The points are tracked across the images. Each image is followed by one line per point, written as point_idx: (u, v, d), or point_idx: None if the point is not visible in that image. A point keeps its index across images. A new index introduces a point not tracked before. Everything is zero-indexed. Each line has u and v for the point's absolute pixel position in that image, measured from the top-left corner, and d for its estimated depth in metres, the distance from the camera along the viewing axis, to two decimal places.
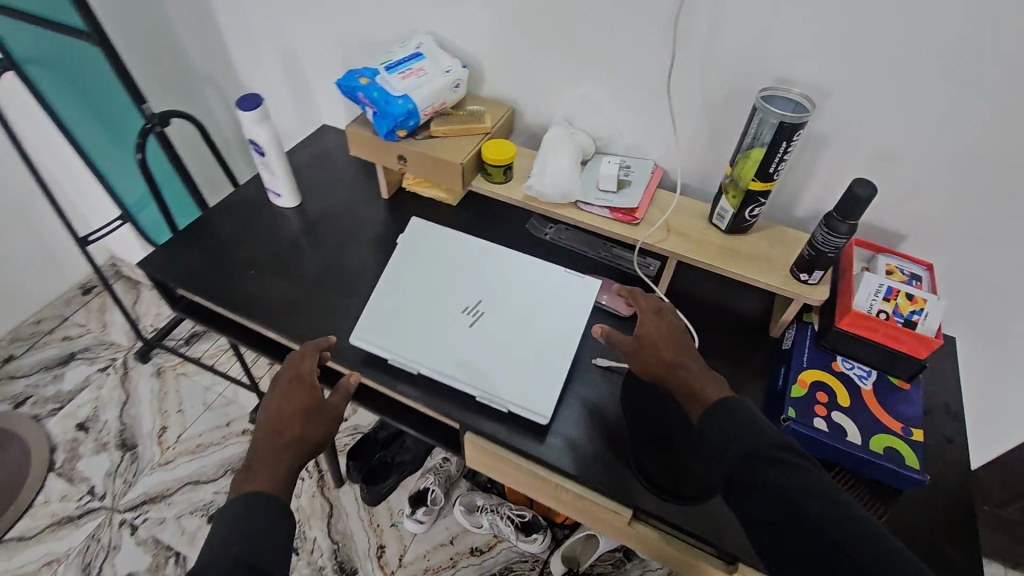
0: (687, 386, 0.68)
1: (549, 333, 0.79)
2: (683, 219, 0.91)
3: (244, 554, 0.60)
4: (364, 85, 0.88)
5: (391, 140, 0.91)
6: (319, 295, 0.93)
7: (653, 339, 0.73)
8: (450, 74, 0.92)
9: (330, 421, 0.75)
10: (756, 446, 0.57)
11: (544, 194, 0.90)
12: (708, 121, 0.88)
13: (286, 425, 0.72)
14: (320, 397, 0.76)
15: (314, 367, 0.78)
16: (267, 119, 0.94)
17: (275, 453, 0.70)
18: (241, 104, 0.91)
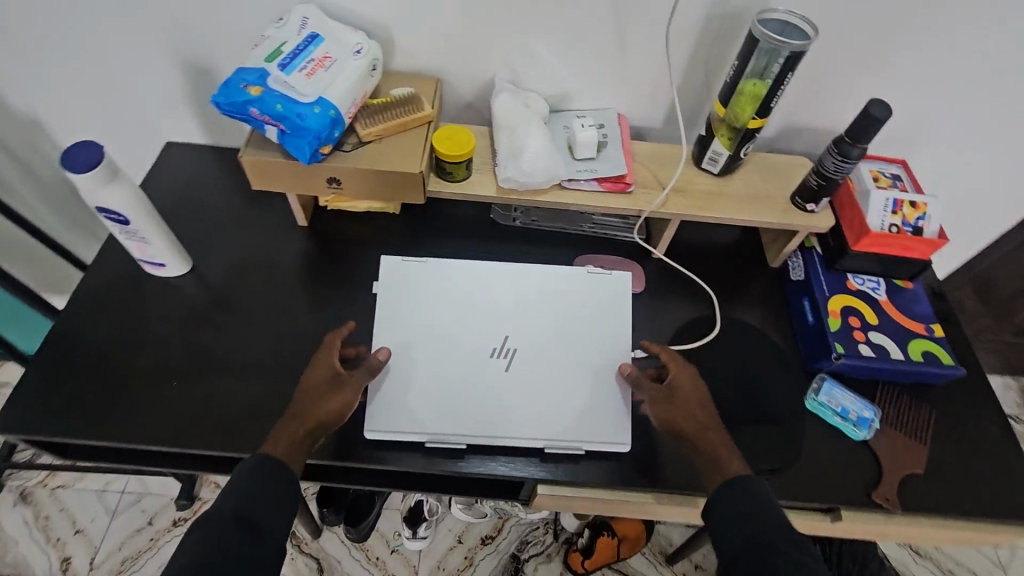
0: (713, 451, 0.61)
1: (593, 347, 0.70)
2: (670, 171, 0.81)
3: (239, 508, 0.51)
4: (257, 97, 0.64)
5: (314, 163, 0.69)
6: (273, 382, 0.72)
7: (686, 394, 0.65)
8: (363, 54, 0.69)
9: (347, 391, 0.63)
10: (773, 535, 0.51)
11: (524, 183, 0.75)
12: (674, 55, 0.77)
13: (298, 401, 0.62)
14: (339, 372, 0.65)
15: (332, 345, 0.67)
16: (117, 175, 0.65)
17: (287, 422, 0.60)
18: (66, 162, 0.62)
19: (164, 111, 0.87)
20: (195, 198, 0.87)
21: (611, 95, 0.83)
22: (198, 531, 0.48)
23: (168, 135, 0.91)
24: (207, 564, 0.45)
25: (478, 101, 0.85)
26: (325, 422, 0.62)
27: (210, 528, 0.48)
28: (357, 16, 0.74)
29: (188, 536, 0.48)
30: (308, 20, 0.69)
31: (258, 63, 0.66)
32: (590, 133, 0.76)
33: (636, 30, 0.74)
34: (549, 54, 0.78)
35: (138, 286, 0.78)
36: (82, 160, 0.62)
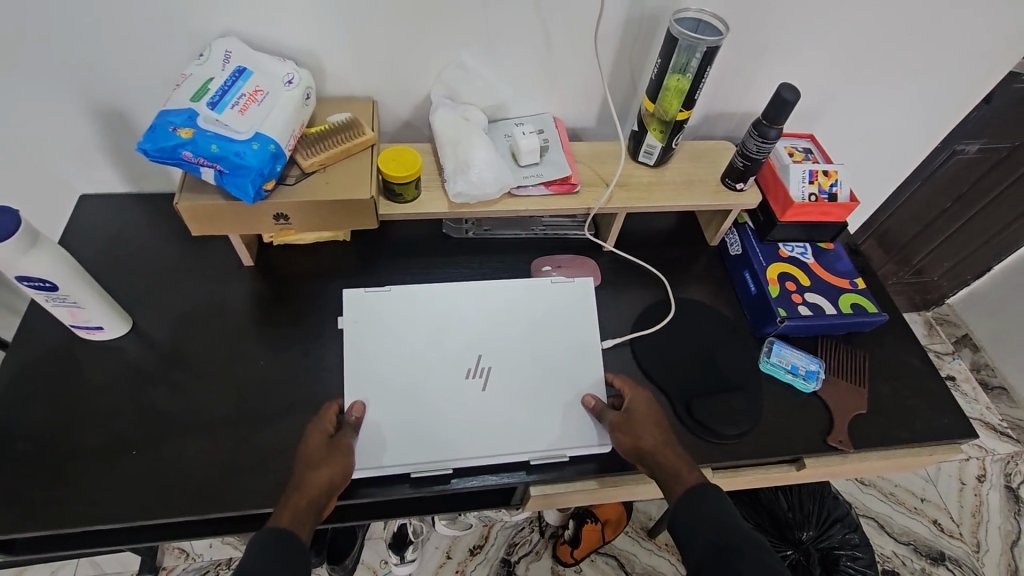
0: (670, 465, 0.62)
1: (565, 347, 0.72)
2: (610, 167, 0.85)
3: None
4: (188, 139, 0.61)
5: (261, 201, 0.66)
6: (240, 435, 0.68)
7: (643, 417, 0.66)
8: (295, 84, 0.68)
9: (346, 456, 0.61)
10: (735, 534, 0.54)
11: (476, 195, 0.76)
12: (598, 58, 0.81)
13: (297, 476, 0.59)
14: (335, 438, 0.62)
15: (325, 415, 0.65)
16: (36, 241, 0.59)
17: (290, 494, 0.58)
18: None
19: (71, 159, 0.82)
20: (121, 250, 0.82)
21: (542, 100, 0.86)
22: None
23: (78, 186, 0.86)
24: None
25: (414, 118, 0.85)
26: (328, 491, 0.59)
27: None
28: (281, 44, 0.73)
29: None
30: (231, 53, 0.68)
31: (184, 103, 0.63)
32: (532, 141, 0.78)
33: (558, 34, 0.77)
34: (478, 65, 0.80)
35: (66, 354, 0.72)
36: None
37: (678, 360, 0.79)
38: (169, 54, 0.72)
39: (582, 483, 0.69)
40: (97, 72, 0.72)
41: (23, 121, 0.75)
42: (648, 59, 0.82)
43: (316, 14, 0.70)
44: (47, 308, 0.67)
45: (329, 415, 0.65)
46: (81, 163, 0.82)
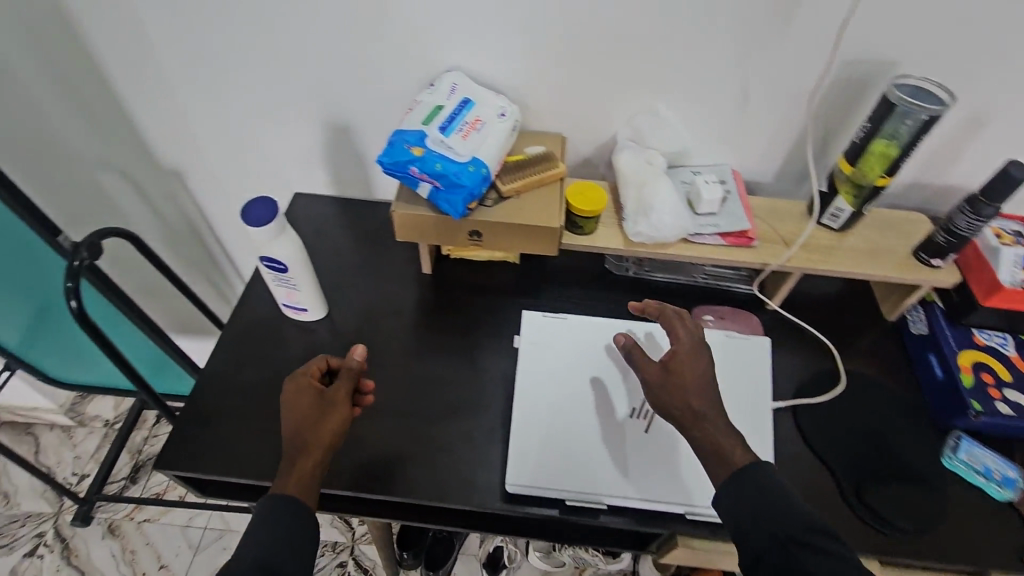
0: (715, 443, 0.59)
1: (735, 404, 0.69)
2: (789, 227, 0.83)
3: (262, 558, 0.54)
4: (418, 156, 0.69)
5: (464, 219, 0.73)
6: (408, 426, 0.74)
7: (679, 376, 0.62)
8: (506, 117, 0.75)
9: (341, 416, 0.65)
10: (792, 526, 0.52)
11: (654, 237, 0.77)
12: (791, 118, 0.81)
13: (293, 437, 0.63)
14: (327, 395, 0.66)
15: (308, 372, 0.67)
16: (285, 227, 0.69)
17: (293, 456, 0.62)
18: (246, 217, 0.67)
19: (296, 162, 0.96)
20: (321, 244, 0.93)
21: (724, 151, 0.87)
22: None
23: (294, 186, 0.99)
24: None
25: (596, 157, 0.90)
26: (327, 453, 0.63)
27: None
28: (496, 80, 0.81)
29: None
30: (458, 85, 0.76)
31: (417, 125, 0.71)
32: (714, 190, 0.78)
33: (757, 89, 0.78)
34: (669, 112, 0.82)
35: (272, 326, 0.83)
36: (259, 215, 0.66)
37: (850, 437, 0.73)
38: (402, 82, 0.82)
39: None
40: (341, 92, 0.84)
41: (271, 125, 0.90)
42: (847, 122, 0.80)
43: (535, 55, 0.77)
44: (270, 285, 0.78)
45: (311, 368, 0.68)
46: (303, 165, 0.96)
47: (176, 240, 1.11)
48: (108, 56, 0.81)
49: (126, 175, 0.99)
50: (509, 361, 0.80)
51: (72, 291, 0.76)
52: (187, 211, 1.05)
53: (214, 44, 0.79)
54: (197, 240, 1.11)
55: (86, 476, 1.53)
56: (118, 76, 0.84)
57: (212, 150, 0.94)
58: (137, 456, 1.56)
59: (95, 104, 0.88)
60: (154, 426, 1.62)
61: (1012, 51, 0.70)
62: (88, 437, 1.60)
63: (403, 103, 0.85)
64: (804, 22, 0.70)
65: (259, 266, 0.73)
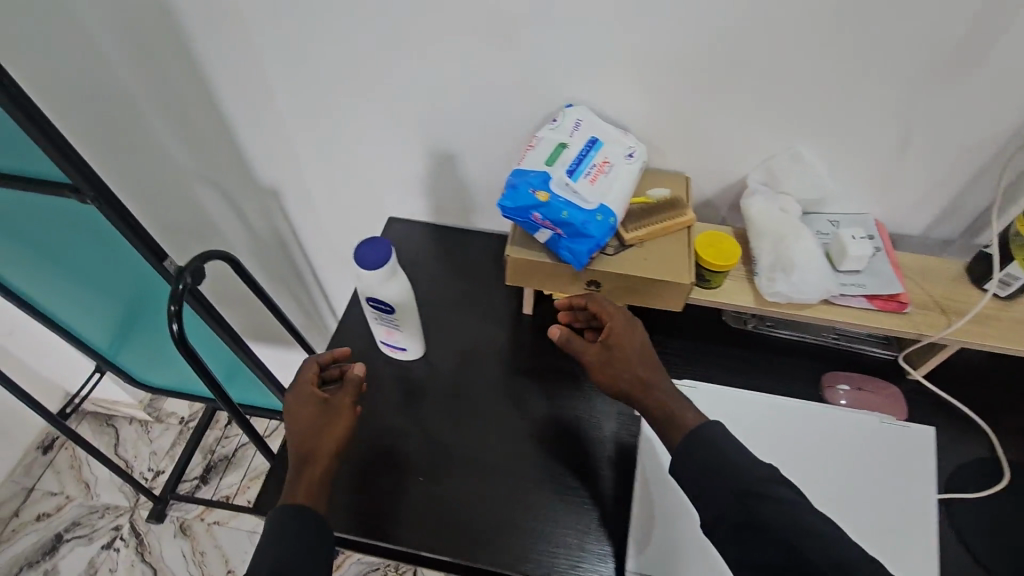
0: (666, 411, 0.61)
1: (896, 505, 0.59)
2: (946, 290, 0.73)
3: (277, 563, 0.54)
4: (543, 202, 0.63)
5: (583, 270, 0.67)
6: (510, 489, 0.69)
7: (624, 352, 0.64)
8: (635, 158, 0.68)
9: (343, 420, 0.66)
10: (738, 478, 0.54)
11: (792, 297, 0.69)
12: (958, 167, 0.71)
13: (299, 447, 0.63)
14: (329, 402, 0.66)
15: (307, 380, 0.68)
16: (395, 270, 0.66)
17: (298, 467, 0.62)
18: (357, 257, 0.63)
19: (393, 188, 0.93)
20: (415, 275, 0.89)
21: (868, 200, 0.77)
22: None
23: (390, 211, 0.96)
24: None
25: (718, 198, 0.82)
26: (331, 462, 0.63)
27: None
28: (620, 115, 0.75)
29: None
30: (583, 121, 0.70)
31: (540, 166, 0.66)
32: (865, 248, 0.69)
33: (925, 135, 0.69)
34: (813, 156, 0.74)
35: (368, 362, 0.80)
36: (372, 259, 0.63)
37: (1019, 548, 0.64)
38: (517, 115, 0.77)
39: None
40: (450, 121, 0.80)
41: (372, 151, 0.87)
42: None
43: (670, 91, 0.70)
44: (370, 323, 0.75)
45: (308, 375, 0.68)
46: (401, 191, 0.93)
47: (265, 256, 1.11)
48: (223, 78, 0.80)
49: (225, 194, 0.98)
50: (618, 421, 0.74)
51: (174, 315, 0.74)
52: (279, 230, 1.04)
53: (329, 69, 0.77)
54: (286, 258, 1.11)
55: (162, 471, 1.59)
56: (229, 99, 0.82)
57: (312, 173, 0.92)
58: (210, 455, 1.62)
59: (204, 125, 0.87)
60: (226, 427, 1.67)
61: None
62: (164, 433, 1.66)
63: (516, 135, 0.80)
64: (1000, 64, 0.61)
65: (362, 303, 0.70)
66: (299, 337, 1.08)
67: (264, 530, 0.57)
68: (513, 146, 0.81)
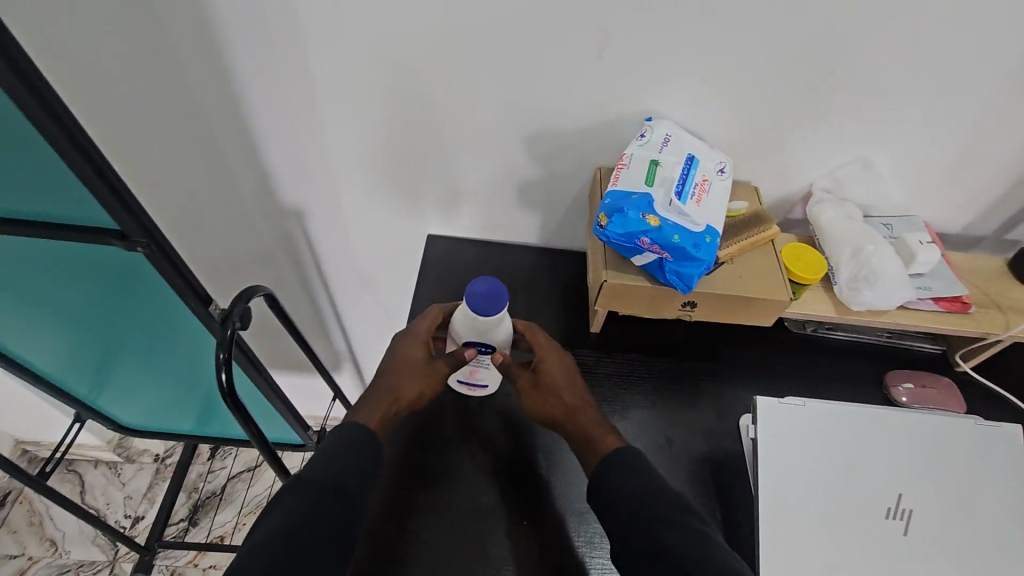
0: (586, 432, 0.65)
1: (997, 507, 0.62)
2: (999, 288, 0.77)
3: (336, 481, 0.54)
4: (654, 227, 0.60)
5: (686, 293, 0.65)
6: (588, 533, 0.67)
7: (552, 379, 0.69)
8: (726, 173, 0.67)
9: (437, 382, 0.68)
10: (652, 504, 0.55)
11: (872, 305, 0.71)
12: (1008, 171, 0.75)
13: (390, 379, 0.67)
14: (432, 363, 0.69)
15: (428, 328, 0.70)
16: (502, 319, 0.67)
17: (380, 398, 0.66)
18: (472, 291, 0.64)
19: (433, 202, 0.86)
20: None
21: (919, 204, 0.80)
22: (301, 489, 0.52)
23: (429, 228, 0.90)
24: (294, 529, 0.49)
25: (777, 205, 0.82)
26: (402, 407, 0.67)
27: (303, 494, 0.52)
28: (693, 125, 0.73)
29: (286, 499, 0.52)
30: (672, 137, 0.67)
31: (641, 187, 0.62)
32: (933, 253, 0.72)
33: (984, 142, 0.72)
34: (879, 166, 0.76)
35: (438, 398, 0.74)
36: (490, 303, 0.65)
37: None
38: (586, 126, 0.73)
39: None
40: (508, 132, 0.74)
41: (414, 162, 0.80)
42: None
43: (755, 104, 0.69)
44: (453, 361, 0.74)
45: (427, 322, 0.71)
46: (443, 207, 0.87)
47: (277, 280, 1.01)
48: (254, 87, 0.70)
49: (238, 215, 0.88)
50: (706, 439, 0.73)
51: (224, 364, 0.67)
52: (298, 252, 0.95)
53: (384, 77, 0.69)
54: (301, 281, 1.01)
55: (142, 517, 1.42)
56: (257, 110, 0.73)
57: (345, 191, 0.84)
58: (195, 495, 1.46)
59: (223, 140, 0.76)
60: (209, 461, 1.51)
61: None
62: (138, 474, 1.48)
63: (585, 150, 0.76)
64: None
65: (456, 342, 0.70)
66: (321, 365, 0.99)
67: (328, 439, 0.58)
68: (577, 161, 0.78)
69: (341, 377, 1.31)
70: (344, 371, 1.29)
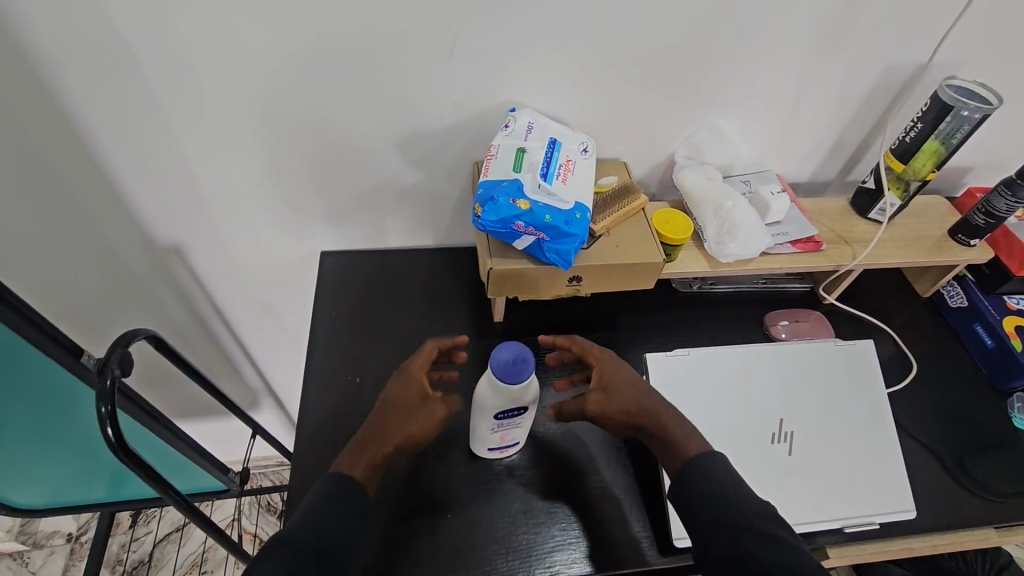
0: (668, 432, 0.62)
1: (859, 414, 0.72)
2: (844, 224, 0.87)
3: (321, 541, 0.52)
4: (525, 210, 0.63)
5: (569, 269, 0.68)
6: (547, 490, 0.70)
7: (620, 391, 0.67)
8: (589, 153, 0.71)
9: (430, 421, 0.65)
10: (735, 514, 0.54)
11: (740, 256, 0.78)
12: (828, 123, 0.85)
13: (383, 417, 0.64)
14: (428, 400, 0.66)
15: (423, 358, 0.68)
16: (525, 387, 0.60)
17: (375, 434, 0.62)
18: (495, 361, 0.59)
19: (319, 219, 0.85)
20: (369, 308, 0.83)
21: (765, 161, 0.89)
22: (280, 554, 0.49)
23: (321, 245, 0.89)
24: None
25: (647, 178, 0.88)
26: (405, 446, 0.64)
27: (293, 557, 0.49)
28: (553, 114, 0.77)
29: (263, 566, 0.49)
30: (535, 124, 0.70)
31: (509, 174, 0.65)
32: (783, 201, 0.80)
33: (802, 101, 0.81)
34: (727, 128, 0.83)
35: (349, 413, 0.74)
36: (512, 372, 0.59)
37: (935, 418, 0.80)
38: (453, 127, 0.75)
39: (895, 540, 0.69)
40: (376, 140, 0.75)
41: (291, 183, 0.79)
42: (883, 121, 0.86)
43: (605, 84, 0.74)
44: (481, 435, 0.67)
45: (421, 360, 0.67)
46: (331, 223, 0.86)
47: (169, 323, 0.96)
48: (96, 118, 0.66)
49: (110, 260, 0.82)
50: None
51: (108, 418, 0.63)
52: (186, 289, 0.90)
53: (241, 95, 0.68)
54: (196, 319, 0.97)
55: None
56: (105, 143, 0.69)
57: (225, 219, 0.81)
58: (119, 568, 1.35)
59: (74, 181, 0.71)
60: (132, 529, 1.40)
61: (1008, 51, 0.78)
62: (50, 559, 1.35)
63: (457, 147, 0.78)
64: (866, 28, 0.73)
65: (485, 419, 0.63)
66: (234, 407, 0.95)
67: (309, 493, 0.56)
68: (453, 160, 0.80)
69: (262, 412, 1.26)
70: (263, 406, 1.24)
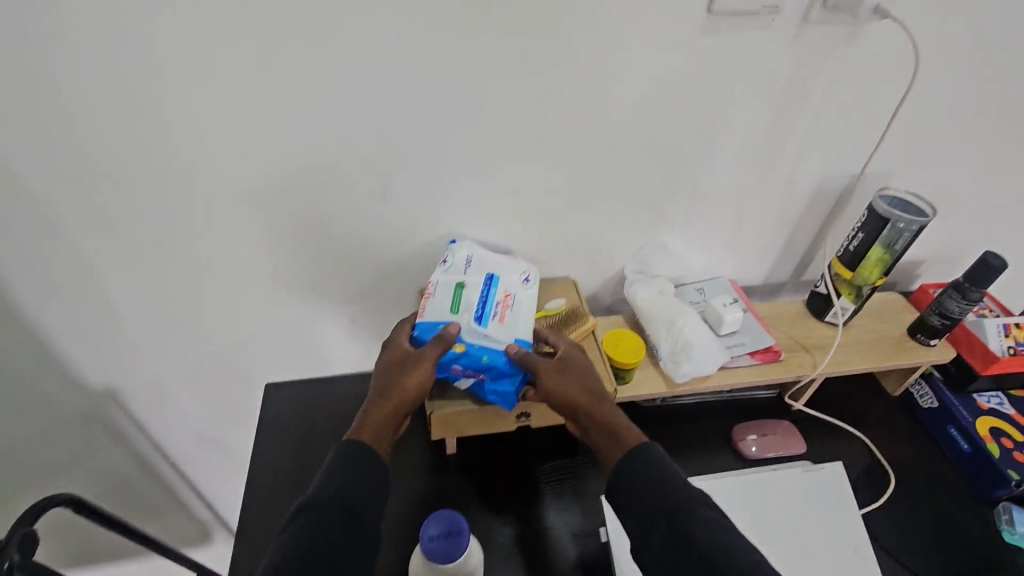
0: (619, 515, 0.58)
1: (836, 545, 0.67)
2: (801, 329, 0.86)
3: (343, 496, 0.51)
4: (462, 352, 0.61)
5: (513, 408, 0.66)
6: None
7: (572, 365, 0.64)
8: (531, 282, 0.69)
9: (426, 368, 0.60)
10: (676, 496, 0.51)
11: (695, 374, 0.75)
12: (772, 232, 0.86)
13: (385, 376, 0.61)
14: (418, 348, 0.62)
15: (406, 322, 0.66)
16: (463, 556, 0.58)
17: (379, 394, 0.60)
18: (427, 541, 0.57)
19: (265, 352, 0.82)
20: (315, 446, 0.78)
21: (716, 270, 0.89)
22: (303, 517, 0.49)
23: (269, 376, 0.86)
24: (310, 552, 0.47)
25: (600, 292, 0.88)
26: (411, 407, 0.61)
27: (317, 524, 0.49)
28: (497, 241, 0.77)
29: (294, 524, 0.49)
30: (473, 257, 0.69)
31: (445, 314, 0.64)
32: (736, 313, 0.79)
33: (742, 214, 0.82)
34: (672, 242, 0.83)
35: None
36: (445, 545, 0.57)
37: (920, 535, 0.75)
38: (395, 260, 0.75)
39: None
40: (317, 275, 0.74)
41: (231, 319, 0.77)
42: (826, 227, 0.87)
43: (545, 211, 0.74)
44: None
45: (406, 332, 0.65)
46: (278, 355, 0.83)
47: (108, 465, 0.90)
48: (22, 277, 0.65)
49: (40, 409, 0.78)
50: (574, 542, 0.72)
51: None
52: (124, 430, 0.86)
53: (172, 244, 0.67)
54: (138, 459, 0.91)
55: None
56: (32, 296, 0.67)
57: (164, 358, 0.78)
58: None
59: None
60: None
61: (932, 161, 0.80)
62: None
63: (402, 278, 0.77)
64: (794, 149, 0.75)
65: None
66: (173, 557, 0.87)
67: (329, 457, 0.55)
68: (399, 290, 0.78)
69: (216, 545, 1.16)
70: (218, 538, 1.15)
